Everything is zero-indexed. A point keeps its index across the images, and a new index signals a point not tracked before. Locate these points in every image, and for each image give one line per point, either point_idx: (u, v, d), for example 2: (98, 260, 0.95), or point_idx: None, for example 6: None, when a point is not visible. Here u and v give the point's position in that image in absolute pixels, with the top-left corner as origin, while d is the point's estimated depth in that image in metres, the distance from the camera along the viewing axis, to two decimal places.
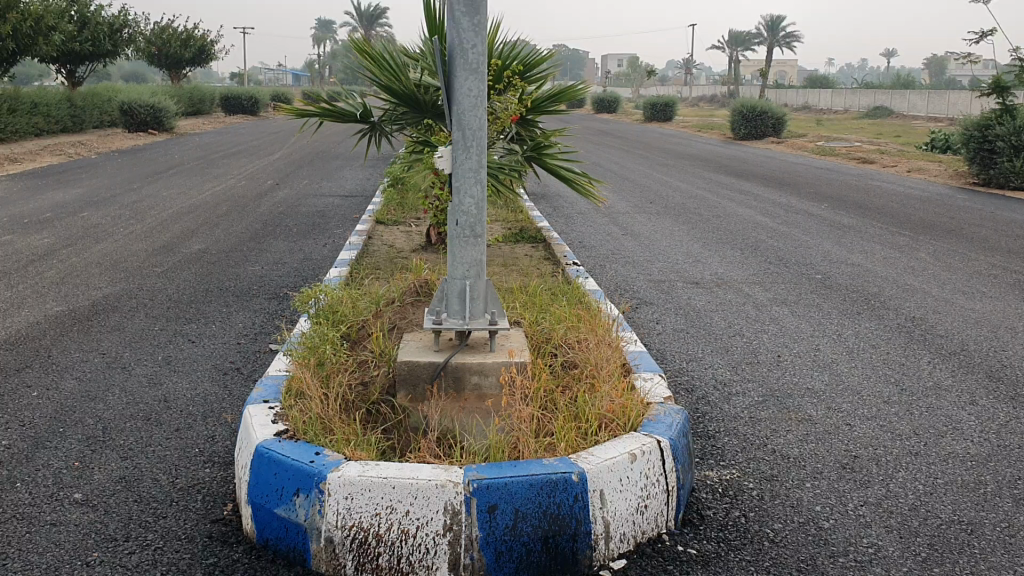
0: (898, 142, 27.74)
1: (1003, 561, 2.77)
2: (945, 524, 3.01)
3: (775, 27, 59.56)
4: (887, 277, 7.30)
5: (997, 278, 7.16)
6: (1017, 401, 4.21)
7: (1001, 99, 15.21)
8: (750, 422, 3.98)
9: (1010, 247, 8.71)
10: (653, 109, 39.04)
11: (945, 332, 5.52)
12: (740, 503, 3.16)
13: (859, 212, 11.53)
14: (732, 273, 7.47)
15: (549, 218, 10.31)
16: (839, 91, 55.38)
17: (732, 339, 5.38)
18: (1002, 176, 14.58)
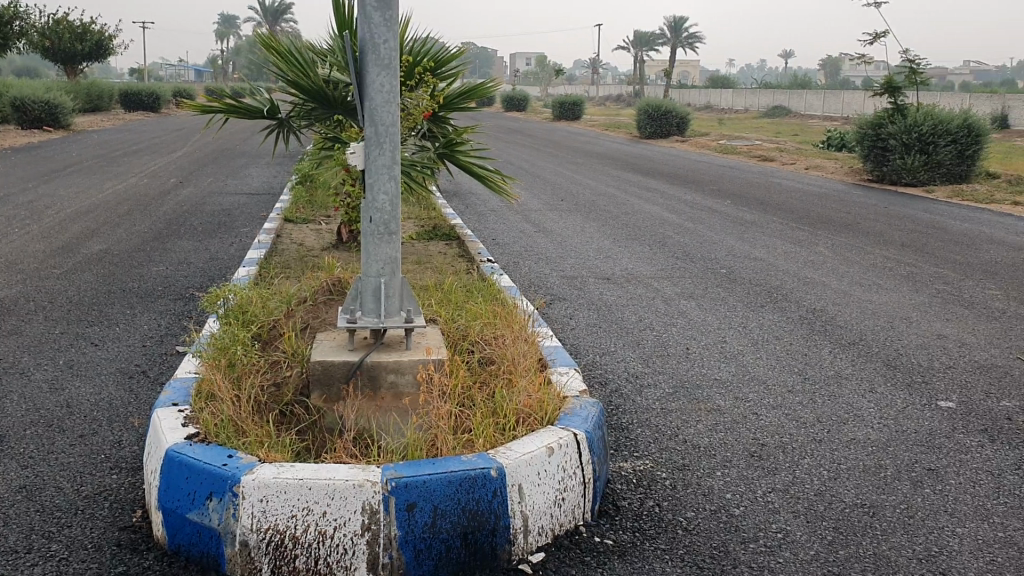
0: (796, 141, 28.64)
1: (902, 541, 2.89)
2: (849, 507, 3.12)
3: (678, 27, 60.72)
4: (789, 271, 7.54)
5: (891, 270, 7.47)
6: (912, 387, 4.41)
7: (893, 99, 15.85)
8: (662, 414, 4.06)
9: (902, 240, 9.10)
10: (562, 108, 39.40)
11: (845, 322, 5.73)
12: (654, 493, 3.22)
13: (761, 208, 11.86)
14: (642, 268, 7.60)
15: (461, 216, 10.31)
16: (740, 91, 56.83)
17: (643, 333, 5.47)
18: (894, 173, 15.19)
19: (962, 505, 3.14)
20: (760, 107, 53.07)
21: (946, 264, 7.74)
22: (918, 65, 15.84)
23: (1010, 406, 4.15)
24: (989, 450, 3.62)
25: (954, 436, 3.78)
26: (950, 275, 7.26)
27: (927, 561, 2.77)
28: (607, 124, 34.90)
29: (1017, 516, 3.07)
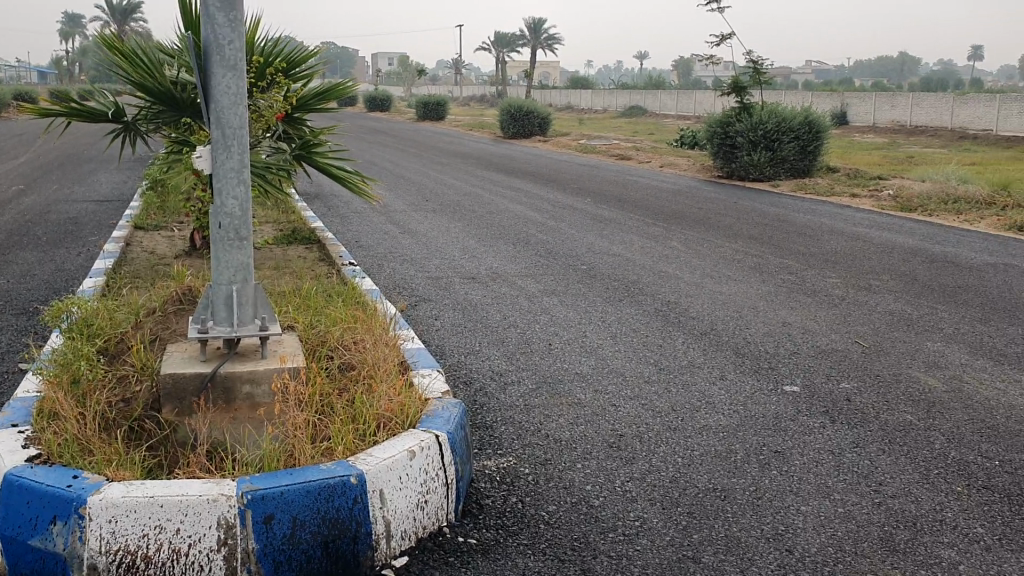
0: (651, 139, 29.53)
1: (752, 522, 3.03)
2: (702, 492, 3.25)
3: (538, 29, 61.57)
4: (645, 265, 7.77)
5: (740, 262, 7.81)
6: (760, 373, 4.62)
7: (739, 99, 16.56)
8: (525, 410, 4.12)
9: (750, 233, 9.52)
10: (425, 109, 39.32)
11: (698, 313, 5.95)
12: (517, 489, 3.26)
13: (620, 205, 12.17)
14: (505, 267, 7.67)
15: (323, 219, 10.16)
16: (599, 91, 58.13)
17: (507, 331, 5.53)
18: (742, 169, 15.87)
19: (806, 483, 3.32)
20: (618, 106, 54.42)
21: (791, 255, 8.14)
22: (761, 66, 16.59)
23: (847, 387, 4.41)
24: (829, 430, 3.83)
25: (798, 418, 3.98)
26: (794, 266, 7.64)
27: (774, 539, 2.91)
28: (471, 125, 35.08)
29: (855, 491, 3.26)
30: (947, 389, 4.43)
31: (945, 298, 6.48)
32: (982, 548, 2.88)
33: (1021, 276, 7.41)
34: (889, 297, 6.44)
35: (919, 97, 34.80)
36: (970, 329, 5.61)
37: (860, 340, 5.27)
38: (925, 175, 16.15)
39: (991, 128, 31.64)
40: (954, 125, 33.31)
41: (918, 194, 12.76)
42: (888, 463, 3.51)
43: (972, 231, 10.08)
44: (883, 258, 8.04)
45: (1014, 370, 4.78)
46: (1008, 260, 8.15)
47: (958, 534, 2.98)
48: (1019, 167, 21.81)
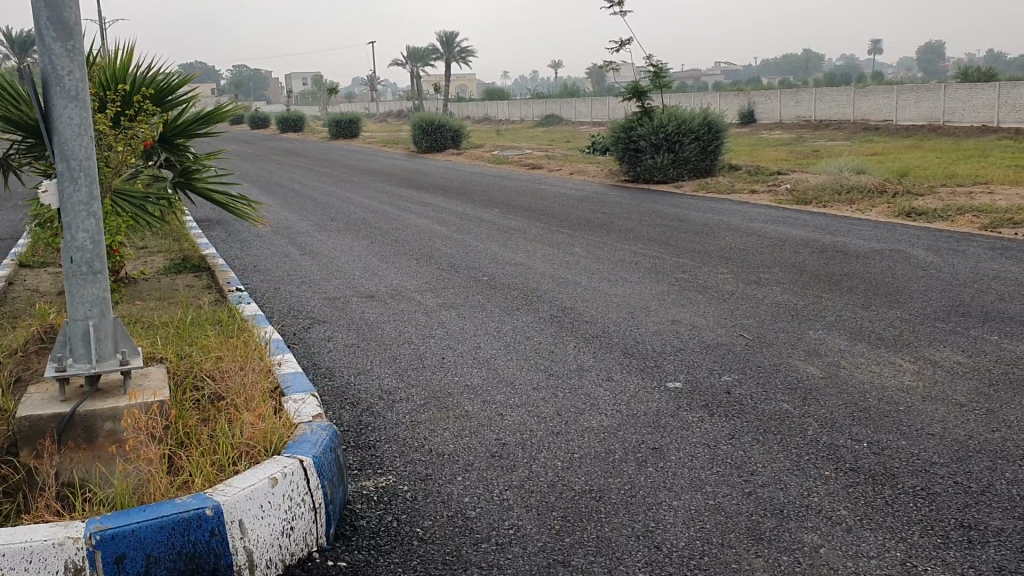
0: (565, 147, 29.75)
1: (624, 521, 3.06)
2: (578, 494, 3.27)
3: (450, 42, 61.65)
4: (546, 273, 7.82)
5: (639, 264, 7.93)
6: (646, 372, 4.68)
7: (640, 103, 16.82)
8: (410, 426, 4.08)
9: (651, 235, 9.67)
10: (339, 126, 38.97)
11: (592, 318, 5.99)
12: (394, 507, 3.23)
13: (526, 214, 12.22)
14: (406, 283, 7.63)
15: (222, 244, 9.95)
16: (515, 102, 58.44)
17: (400, 348, 5.49)
18: (647, 172, 16.12)
19: (680, 478, 3.38)
20: (534, 116, 54.71)
21: (688, 254, 8.29)
22: (661, 70, 16.93)
23: (729, 379, 4.50)
24: (707, 424, 3.90)
25: (678, 414, 4.05)
26: (689, 264, 7.77)
27: (643, 537, 2.95)
28: (386, 141, 34.91)
29: (727, 483, 3.32)
30: (825, 375, 4.56)
31: (832, 286, 6.67)
32: (843, 529, 2.97)
33: (905, 260, 7.69)
34: (778, 289, 6.60)
35: (821, 92, 35.78)
36: (853, 315, 5.79)
37: (745, 333, 5.39)
38: (823, 167, 16.63)
39: (891, 119, 32.73)
40: (856, 116, 34.36)
41: (814, 187, 13.12)
42: (762, 453, 3.59)
43: (864, 220, 10.41)
44: (776, 251, 8.24)
45: (890, 352, 4.95)
46: (895, 246, 8.45)
47: (822, 517, 3.06)
48: (915, 154, 22.61)
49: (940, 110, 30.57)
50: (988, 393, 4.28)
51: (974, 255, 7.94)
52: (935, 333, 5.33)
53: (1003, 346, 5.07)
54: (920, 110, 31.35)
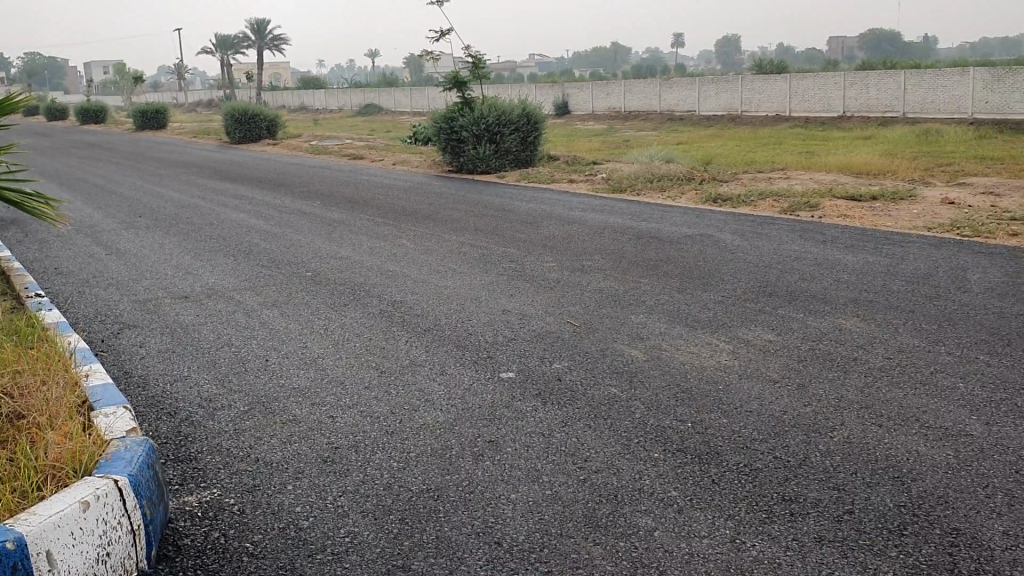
0: (385, 137, 29.42)
1: (462, 519, 3.02)
2: (415, 495, 3.21)
3: (261, 30, 59.68)
4: (371, 266, 7.68)
5: (465, 254, 7.91)
6: (478, 364, 4.66)
7: (460, 93, 16.86)
8: (234, 435, 3.88)
9: (476, 225, 9.68)
10: (143, 117, 36.95)
11: (421, 311, 5.92)
12: (220, 522, 3.06)
13: (348, 206, 11.98)
14: (224, 282, 7.29)
15: (18, 245, 9.21)
16: (331, 90, 57.26)
17: (220, 351, 5.23)
18: (469, 163, 16.18)
19: (515, 470, 3.38)
20: (353, 106, 53.88)
21: (513, 243, 8.36)
22: (480, 61, 17.03)
23: (559, 367, 4.56)
24: (541, 413, 3.93)
25: (512, 404, 4.05)
26: (515, 253, 7.84)
27: (483, 534, 2.92)
28: (197, 132, 33.52)
29: (561, 471, 3.35)
30: (649, 358, 4.69)
31: (650, 271, 6.89)
32: (675, 511, 3.05)
33: (715, 244, 8.05)
34: (600, 276, 6.75)
35: (630, 83, 36.98)
36: (672, 299, 5.99)
37: (572, 320, 5.48)
38: (635, 156, 17.18)
39: (695, 109, 34.22)
40: (663, 107, 35.75)
41: (629, 176, 13.55)
42: (594, 438, 3.65)
43: (675, 206, 10.82)
44: (596, 238, 8.44)
45: (707, 333, 5.16)
46: (705, 230, 8.84)
47: (654, 500, 3.13)
48: (717, 142, 23.73)
49: (738, 100, 32.20)
50: (798, 368, 4.53)
51: (776, 237, 8.40)
52: (747, 313, 5.60)
53: (808, 323, 5.38)
54: (721, 100, 32.92)
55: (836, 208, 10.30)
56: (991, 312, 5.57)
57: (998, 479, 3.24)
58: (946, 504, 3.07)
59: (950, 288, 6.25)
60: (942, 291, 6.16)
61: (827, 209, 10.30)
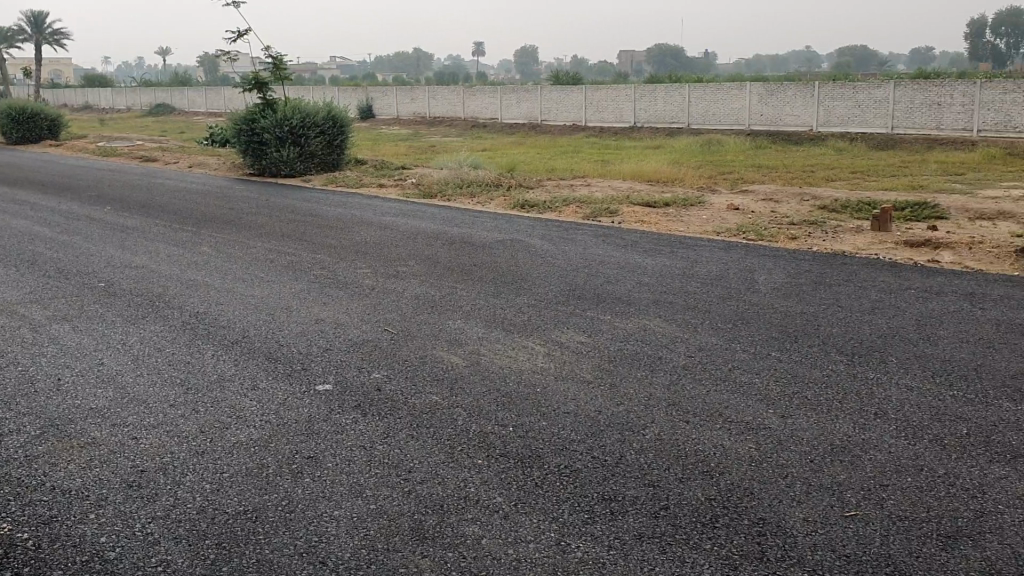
0: (180, 139, 28.09)
1: (284, 539, 2.91)
2: (231, 517, 3.06)
3: (37, 25, 55.60)
4: (172, 275, 7.29)
5: (273, 261, 7.67)
6: (291, 376, 4.52)
7: (262, 95, 16.35)
8: (25, 463, 3.56)
9: (283, 231, 9.40)
10: None
11: (229, 321, 5.68)
12: (13, 560, 2.80)
13: (142, 211, 11.33)
14: (5, 295, 6.70)
15: None
16: (118, 90, 54.09)
17: (5, 371, 4.80)
18: (273, 166, 15.72)
19: (338, 485, 3.29)
20: (143, 106, 51.14)
21: (322, 249, 8.19)
22: (282, 62, 16.59)
23: (377, 377, 4.50)
24: (361, 425, 3.86)
25: (330, 417, 3.96)
26: (326, 260, 7.68)
27: (307, 554, 2.83)
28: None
29: (385, 484, 3.30)
30: (467, 364, 4.71)
31: (463, 277, 6.93)
32: (501, 517, 3.07)
33: (525, 249, 8.22)
34: (414, 282, 6.72)
35: (434, 89, 37.16)
36: (486, 304, 6.05)
37: (388, 328, 5.42)
38: (441, 162, 17.25)
39: (497, 116, 34.80)
40: (466, 114, 36.14)
41: (437, 181, 13.60)
42: (416, 448, 3.62)
43: (484, 212, 10.94)
44: (407, 244, 8.40)
45: (522, 337, 5.25)
46: (514, 235, 8.99)
47: (480, 507, 3.15)
48: (521, 150, 24.23)
49: (539, 109, 33.00)
50: (609, 369, 4.68)
51: (582, 242, 8.66)
52: (559, 316, 5.73)
53: (616, 325, 5.58)
54: (522, 108, 33.63)
55: (635, 214, 10.76)
56: (779, 311, 5.97)
57: (795, 468, 3.48)
58: (751, 494, 3.26)
59: (741, 289, 6.65)
60: (735, 292, 6.55)
61: (627, 215, 10.72)
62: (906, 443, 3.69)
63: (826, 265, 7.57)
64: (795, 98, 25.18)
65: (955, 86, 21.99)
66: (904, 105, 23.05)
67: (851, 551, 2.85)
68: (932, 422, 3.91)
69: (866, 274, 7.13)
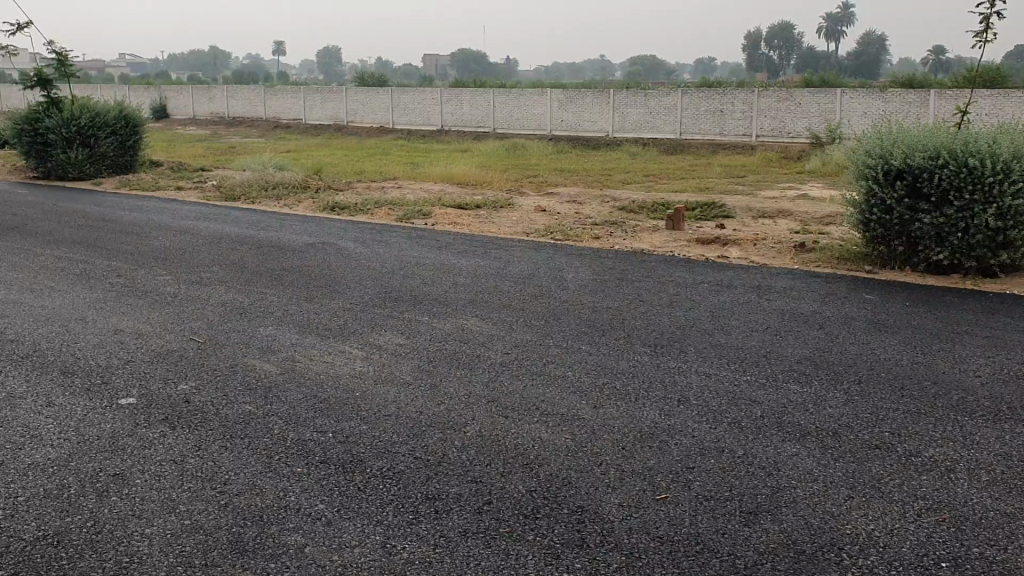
0: None
1: (92, 562, 2.75)
2: (30, 544, 2.85)
3: None
4: None
5: (63, 270, 7.17)
6: (91, 391, 4.25)
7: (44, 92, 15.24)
8: None
9: (73, 237, 8.80)
10: None
11: (15, 335, 5.26)
12: None
13: None
14: None
15: None
16: None
17: None
18: (59, 169, 14.69)
19: (148, 502, 3.13)
20: None
21: (118, 256, 7.73)
22: (67, 58, 15.54)
23: (186, 388, 4.30)
24: (170, 439, 3.68)
25: (136, 432, 3.76)
26: (123, 267, 7.26)
27: None
28: None
29: (200, 498, 3.18)
30: (281, 371, 4.59)
31: (272, 282, 6.74)
32: (324, 524, 3.02)
33: (336, 252, 8.09)
34: (220, 289, 6.47)
35: (233, 89, 35.85)
36: (299, 309, 5.92)
37: (195, 337, 5.20)
38: (243, 163, 16.68)
39: (300, 118, 34.00)
40: (268, 115, 35.10)
41: (241, 183, 13.15)
42: (231, 460, 3.51)
43: (291, 215, 10.68)
44: (211, 250, 8.06)
45: (338, 341, 5.17)
46: (324, 239, 8.82)
47: (302, 515, 3.08)
48: (326, 151, 23.80)
49: (344, 111, 32.52)
50: (427, 369, 4.70)
51: (394, 244, 8.62)
52: (374, 319, 5.69)
53: (432, 325, 5.60)
54: (326, 110, 33.02)
55: (446, 215, 10.83)
56: (588, 307, 6.19)
57: (609, 456, 3.62)
58: (569, 484, 3.37)
59: (552, 287, 6.84)
60: (545, 290, 6.73)
61: (438, 217, 10.77)
62: (708, 427, 3.92)
63: (629, 262, 7.91)
64: (593, 104, 26.09)
65: (737, 94, 23.53)
66: (692, 111, 24.42)
67: (663, 533, 3.00)
68: (730, 406, 4.17)
69: (665, 270, 7.51)
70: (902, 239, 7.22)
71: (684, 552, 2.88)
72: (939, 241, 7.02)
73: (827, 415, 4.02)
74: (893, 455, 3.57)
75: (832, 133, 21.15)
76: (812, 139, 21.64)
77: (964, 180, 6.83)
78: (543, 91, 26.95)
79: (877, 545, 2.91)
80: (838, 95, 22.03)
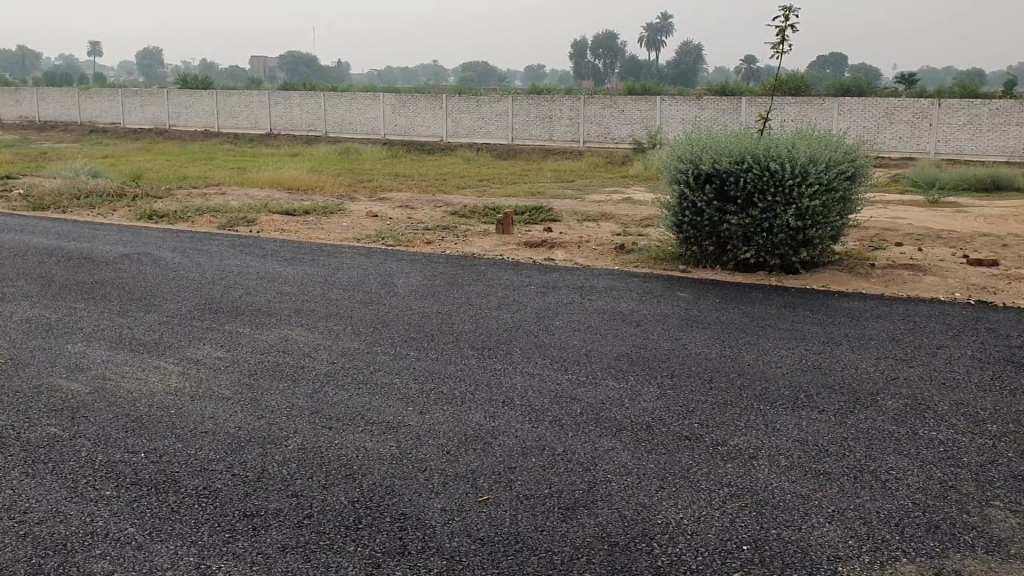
0: None
1: None
2: None
3: None
4: None
5: None
6: None
7: None
8: None
9: None
10: None
11: None
12: None
13: None
14: None
15: None
16: None
17: None
18: None
19: None
20: None
21: None
22: None
23: None
24: None
25: None
26: None
27: None
28: None
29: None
30: (90, 391, 4.36)
31: (82, 296, 6.38)
32: (133, 548, 2.90)
33: (154, 263, 7.74)
34: (24, 305, 6.07)
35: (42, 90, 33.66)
36: (110, 324, 5.63)
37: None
38: (55, 170, 15.67)
39: (118, 121, 32.28)
40: (83, 118, 33.16)
41: (49, 191, 12.37)
42: (33, 487, 3.31)
43: (106, 224, 10.14)
44: (16, 263, 7.54)
45: (153, 357, 4.95)
46: (142, 249, 8.42)
47: (109, 540, 2.95)
48: (146, 157, 22.73)
49: (165, 114, 31.15)
50: (249, 382, 4.57)
51: (217, 253, 8.33)
52: (192, 333, 5.48)
53: (254, 336, 5.45)
54: (146, 113, 31.51)
55: (272, 222, 10.57)
56: (416, 312, 6.18)
57: (433, 461, 3.64)
58: (392, 491, 3.36)
59: (381, 293, 6.80)
60: (374, 296, 6.68)
61: (264, 224, 10.49)
62: (530, 427, 4.00)
63: (458, 266, 7.97)
64: (424, 108, 26.06)
65: (563, 101, 24.12)
66: (522, 118, 24.84)
67: (484, 534, 3.05)
68: (552, 405, 4.28)
69: (493, 273, 7.61)
70: (713, 239, 7.62)
71: (503, 552, 2.93)
72: (746, 240, 7.45)
73: (642, 409, 4.19)
74: (702, 446, 3.76)
75: (654, 138, 21.99)
76: (636, 144, 22.43)
77: (767, 183, 7.26)
78: (375, 95, 26.73)
79: (685, 533, 3.05)
80: (658, 102, 22.96)
